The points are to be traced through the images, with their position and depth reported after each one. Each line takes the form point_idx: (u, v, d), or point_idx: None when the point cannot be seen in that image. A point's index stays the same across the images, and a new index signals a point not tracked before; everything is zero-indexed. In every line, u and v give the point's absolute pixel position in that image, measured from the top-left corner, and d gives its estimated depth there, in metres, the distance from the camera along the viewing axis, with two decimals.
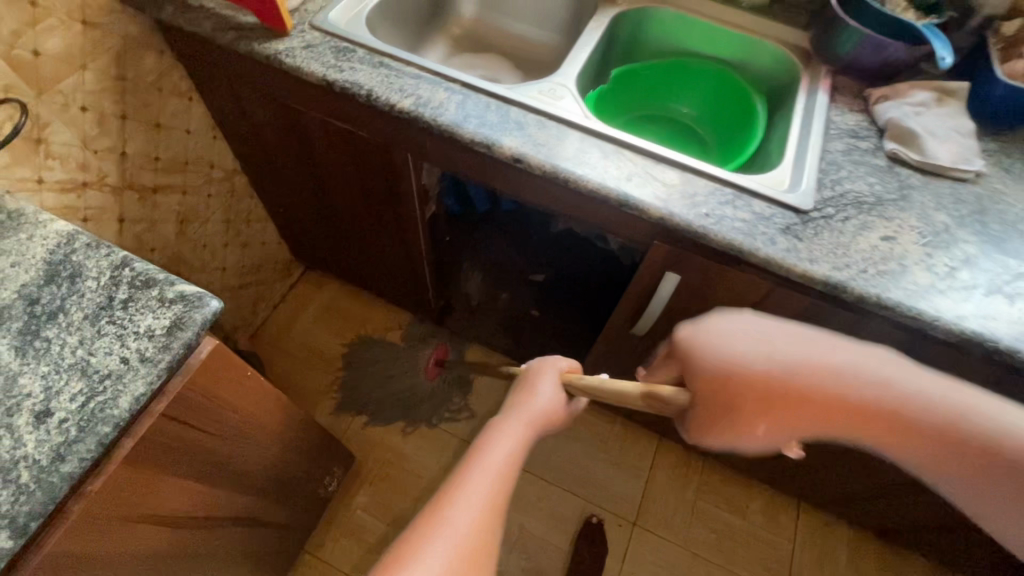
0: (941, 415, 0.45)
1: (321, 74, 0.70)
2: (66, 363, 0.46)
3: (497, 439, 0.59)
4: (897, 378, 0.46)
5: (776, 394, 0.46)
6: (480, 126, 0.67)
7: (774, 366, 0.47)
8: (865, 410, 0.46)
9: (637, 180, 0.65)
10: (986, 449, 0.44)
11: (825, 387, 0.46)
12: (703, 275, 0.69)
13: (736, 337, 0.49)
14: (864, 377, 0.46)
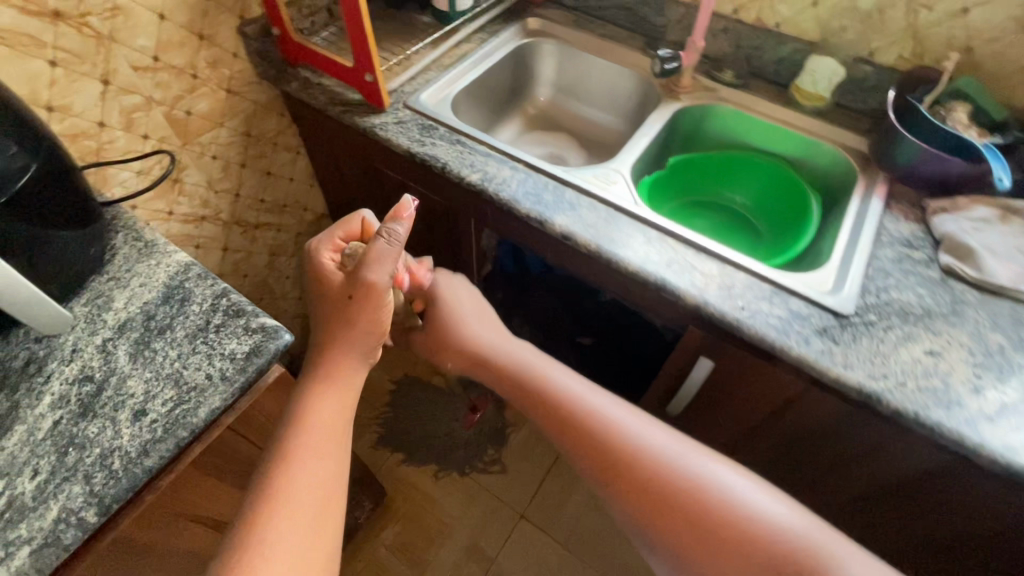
0: (681, 480, 0.54)
1: (406, 146, 0.81)
2: (165, 372, 0.55)
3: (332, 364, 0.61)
4: (687, 458, 0.56)
5: (577, 419, 0.60)
6: (536, 203, 0.74)
7: (601, 409, 0.61)
8: (641, 471, 0.55)
9: (676, 266, 0.68)
10: (709, 513, 0.51)
11: (626, 439, 0.57)
12: (737, 367, 0.70)
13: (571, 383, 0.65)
14: (656, 444, 0.57)
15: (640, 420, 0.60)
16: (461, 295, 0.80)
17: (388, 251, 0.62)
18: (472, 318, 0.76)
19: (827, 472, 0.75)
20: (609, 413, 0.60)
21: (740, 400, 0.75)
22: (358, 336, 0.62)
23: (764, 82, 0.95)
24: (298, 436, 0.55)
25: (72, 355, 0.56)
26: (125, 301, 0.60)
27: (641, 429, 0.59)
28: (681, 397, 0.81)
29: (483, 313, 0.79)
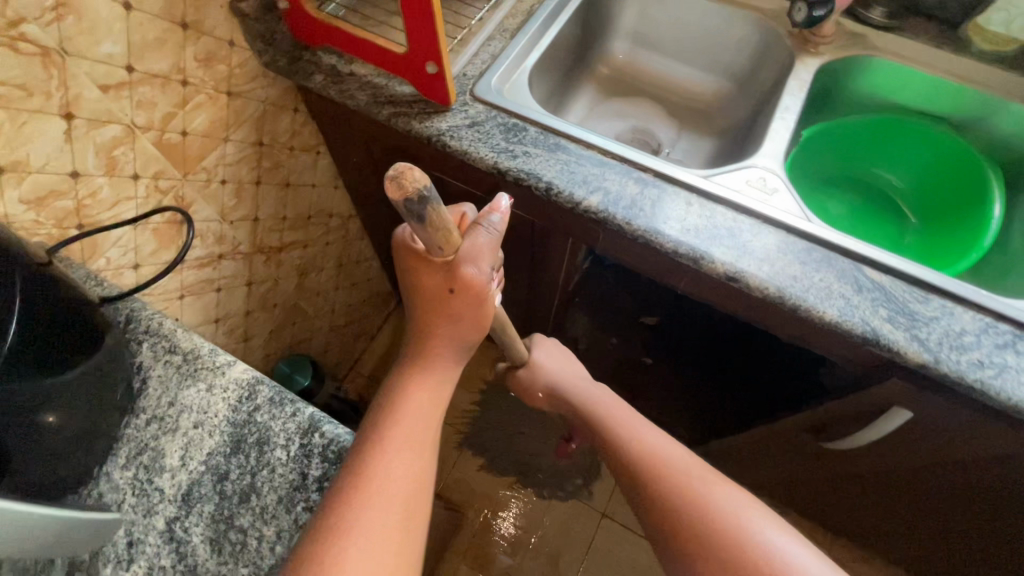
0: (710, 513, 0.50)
1: (492, 160, 0.61)
2: (268, 564, 0.40)
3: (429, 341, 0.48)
4: (738, 506, 0.50)
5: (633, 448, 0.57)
6: (683, 232, 0.56)
7: (647, 439, 0.58)
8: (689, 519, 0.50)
9: (885, 310, 0.53)
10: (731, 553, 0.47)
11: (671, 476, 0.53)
12: (947, 420, 0.57)
13: (636, 424, 0.61)
14: (706, 492, 0.52)
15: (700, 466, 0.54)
16: (549, 349, 0.75)
17: (487, 244, 0.45)
18: (556, 369, 0.72)
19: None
20: (662, 452, 0.56)
21: (933, 446, 0.62)
22: (453, 326, 0.47)
23: (923, 21, 0.73)
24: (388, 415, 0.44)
25: (129, 553, 0.40)
26: (182, 455, 0.43)
27: (696, 473, 0.54)
28: (855, 438, 0.67)
29: (567, 367, 0.73)
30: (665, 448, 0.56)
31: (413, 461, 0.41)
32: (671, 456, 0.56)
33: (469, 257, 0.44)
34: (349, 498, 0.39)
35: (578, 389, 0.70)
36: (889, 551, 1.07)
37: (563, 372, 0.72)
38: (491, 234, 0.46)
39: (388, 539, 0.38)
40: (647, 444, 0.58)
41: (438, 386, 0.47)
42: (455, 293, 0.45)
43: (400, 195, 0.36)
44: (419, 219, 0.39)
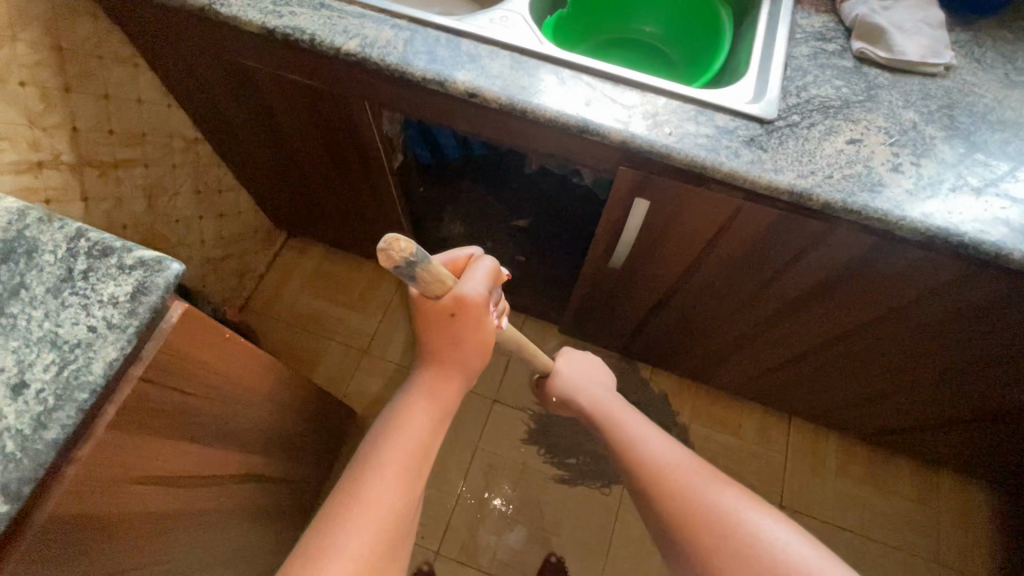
0: (722, 511, 0.63)
1: (259, 21, 0.67)
2: (36, 336, 0.46)
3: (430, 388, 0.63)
4: (734, 500, 0.65)
5: (658, 466, 0.69)
6: (430, 62, 0.65)
7: (671, 456, 0.70)
8: (693, 517, 0.64)
9: (597, 104, 0.63)
10: (729, 544, 0.61)
11: (676, 475, 0.68)
12: (672, 200, 0.69)
13: (644, 426, 0.75)
14: (712, 494, 0.65)
15: (702, 471, 0.68)
16: (572, 357, 0.90)
17: (482, 274, 0.57)
18: (577, 374, 0.86)
19: (770, 275, 0.78)
20: (662, 453, 0.70)
21: (677, 233, 0.75)
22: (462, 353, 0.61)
23: None
24: (388, 444, 0.60)
25: None
26: None
27: (698, 475, 0.67)
28: (627, 223, 0.76)
29: (589, 374, 0.86)
30: (674, 453, 0.71)
31: (430, 437, 0.62)
32: (674, 460, 0.70)
33: (467, 287, 0.55)
34: (351, 504, 0.55)
35: (592, 393, 0.82)
36: (730, 383, 1.23)
37: (585, 379, 0.85)
38: (485, 270, 0.58)
39: (384, 541, 0.54)
40: (652, 446, 0.71)
41: (434, 413, 0.63)
42: (455, 317, 0.56)
43: (396, 260, 0.45)
44: (411, 275, 0.48)
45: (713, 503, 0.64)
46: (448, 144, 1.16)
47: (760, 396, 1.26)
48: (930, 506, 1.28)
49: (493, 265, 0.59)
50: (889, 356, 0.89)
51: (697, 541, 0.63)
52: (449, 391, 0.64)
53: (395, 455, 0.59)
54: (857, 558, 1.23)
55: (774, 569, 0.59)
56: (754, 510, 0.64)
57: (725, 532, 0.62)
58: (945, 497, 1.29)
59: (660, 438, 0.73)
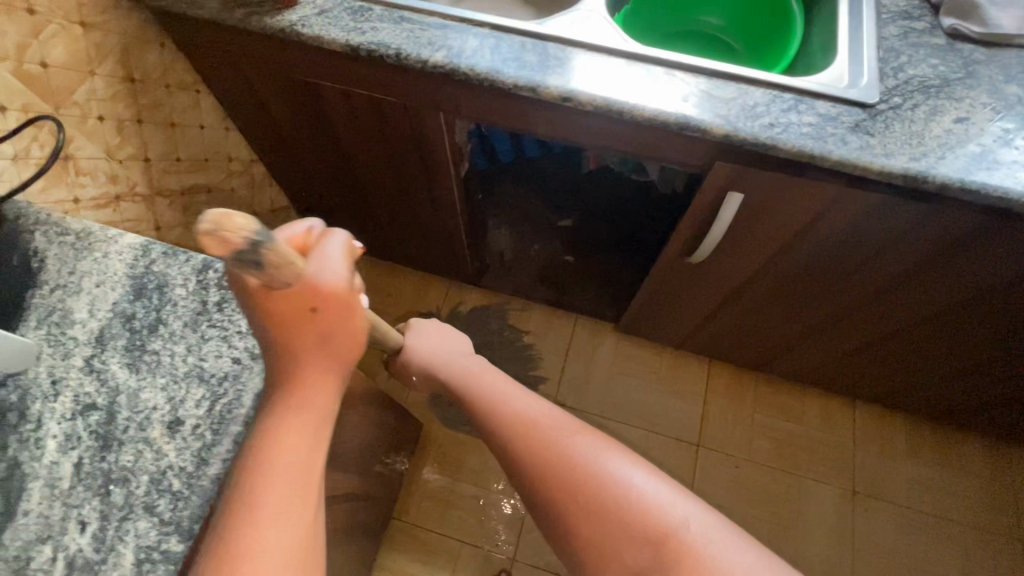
0: (585, 466, 0.53)
1: (343, 38, 0.66)
2: (183, 371, 0.46)
3: (288, 388, 0.42)
4: (594, 453, 0.54)
5: (519, 424, 0.57)
6: (519, 69, 0.64)
7: (533, 410, 0.59)
8: (568, 480, 0.53)
9: (694, 100, 0.62)
10: (605, 503, 0.52)
11: (544, 435, 0.56)
12: (767, 192, 0.68)
13: (505, 384, 0.63)
14: (570, 446, 0.55)
15: (561, 423, 0.57)
16: (422, 327, 0.78)
17: (337, 254, 0.42)
18: (436, 347, 0.74)
19: (863, 261, 0.76)
20: (524, 408, 0.59)
21: (766, 225, 0.74)
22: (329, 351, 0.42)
23: None
24: (243, 491, 0.39)
25: (55, 388, 0.45)
26: (90, 308, 0.48)
27: (557, 423, 0.57)
28: (715, 220, 0.75)
29: (445, 342, 0.75)
30: (532, 408, 0.59)
31: (316, 450, 0.42)
32: (531, 416, 0.58)
33: (324, 272, 0.40)
34: None
35: (450, 364, 0.70)
36: (795, 370, 1.22)
37: (441, 346, 0.73)
38: (342, 249, 0.42)
39: None
40: (505, 402, 0.60)
41: (309, 425, 0.42)
42: (320, 315, 0.41)
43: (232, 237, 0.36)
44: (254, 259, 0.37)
45: (578, 461, 0.54)
46: (502, 146, 1.16)
47: (824, 382, 1.25)
48: (1005, 481, 1.26)
49: (344, 239, 0.43)
50: (978, 336, 0.87)
51: (566, 510, 0.53)
52: (320, 387, 0.43)
53: (262, 501, 0.39)
54: (936, 540, 1.22)
55: (650, 531, 0.50)
56: (617, 463, 0.54)
57: (599, 497, 0.52)
58: (1020, 473, 1.26)
59: (522, 393, 0.61)
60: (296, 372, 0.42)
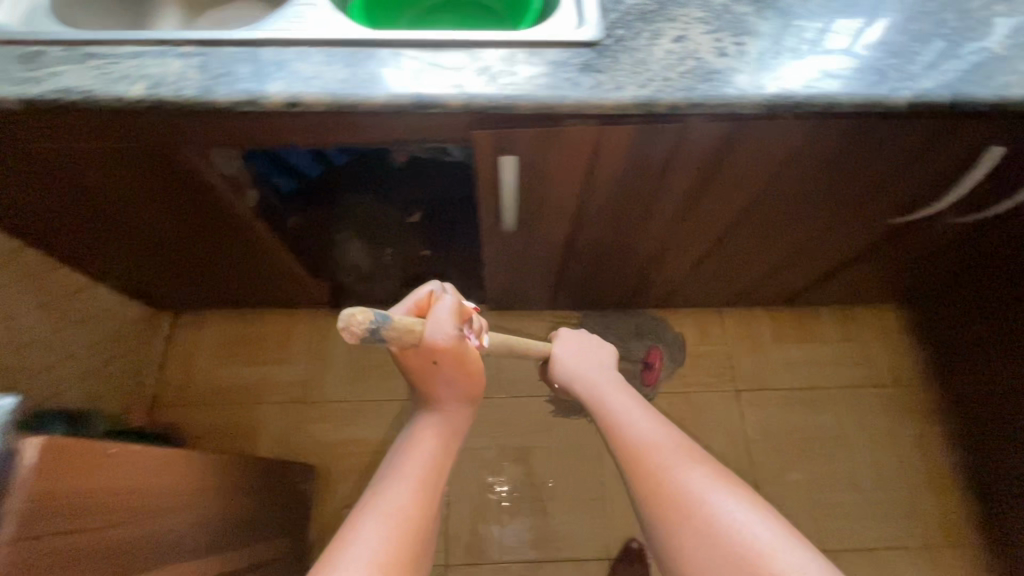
0: (695, 495, 0.70)
1: (17, 94, 0.57)
2: None
3: (438, 419, 0.79)
4: (704, 486, 0.71)
5: (639, 448, 0.77)
6: (233, 84, 0.59)
7: (655, 442, 0.77)
8: (676, 503, 0.70)
9: (425, 74, 0.60)
10: (710, 527, 0.67)
11: (657, 459, 0.75)
12: (531, 150, 0.68)
13: (636, 412, 0.83)
14: (682, 476, 0.72)
15: (679, 453, 0.75)
16: (568, 335, 1.02)
17: (439, 317, 0.65)
18: (571, 359, 0.96)
19: (652, 186, 0.79)
20: (646, 439, 0.78)
21: (550, 178, 0.75)
22: (456, 387, 0.76)
23: None
24: (399, 467, 0.73)
25: None
26: None
27: (671, 459, 0.74)
28: (499, 183, 0.74)
29: (586, 354, 0.98)
30: (652, 435, 0.78)
31: (438, 464, 0.76)
32: (651, 443, 0.77)
33: (434, 330, 0.63)
34: (362, 519, 0.66)
35: (588, 376, 0.94)
36: (659, 299, 1.28)
37: (579, 359, 0.97)
38: (448, 313, 0.66)
39: (393, 548, 0.64)
40: (633, 430, 0.80)
41: (443, 439, 0.78)
42: (438, 361, 0.67)
43: (359, 330, 0.51)
44: (378, 336, 0.55)
45: (682, 484, 0.71)
46: (304, 165, 1.05)
47: (688, 301, 1.32)
48: (856, 342, 1.41)
49: (450, 305, 0.67)
50: (779, 229, 0.94)
51: (670, 524, 0.70)
52: (456, 418, 0.80)
53: (409, 473, 0.72)
54: (813, 410, 1.35)
55: (744, 561, 0.64)
56: (723, 498, 0.69)
57: (700, 522, 0.68)
58: (868, 330, 1.42)
59: (647, 424, 0.80)
60: (440, 393, 0.77)
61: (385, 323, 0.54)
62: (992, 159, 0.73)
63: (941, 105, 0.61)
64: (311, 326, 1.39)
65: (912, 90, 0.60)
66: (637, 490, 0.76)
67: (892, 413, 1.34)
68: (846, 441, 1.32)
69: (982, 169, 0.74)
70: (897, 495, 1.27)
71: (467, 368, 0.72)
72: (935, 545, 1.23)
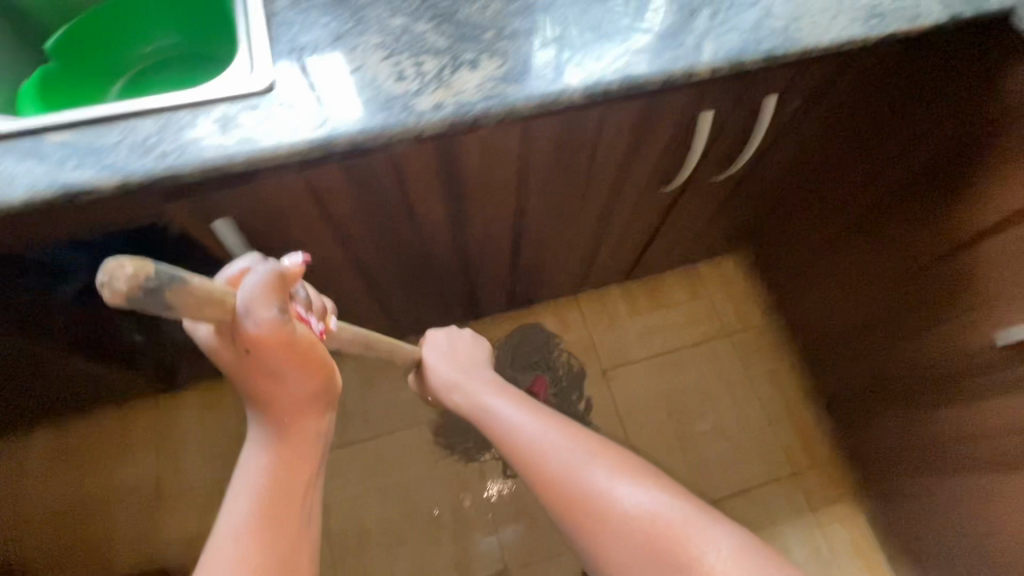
0: (592, 494, 0.70)
1: None
2: None
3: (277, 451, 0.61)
4: (603, 481, 0.70)
5: (535, 454, 0.74)
6: None
7: (550, 443, 0.74)
8: (576, 503, 0.70)
9: (71, 161, 0.54)
10: (604, 518, 0.69)
11: (554, 468, 0.72)
12: (242, 209, 0.64)
13: (527, 412, 0.80)
14: (585, 474, 0.71)
15: (576, 451, 0.73)
16: (437, 338, 1.02)
17: (262, 279, 0.47)
18: (445, 368, 0.94)
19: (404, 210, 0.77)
20: (537, 437, 0.75)
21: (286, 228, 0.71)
22: (284, 386, 0.57)
23: None
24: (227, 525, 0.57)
25: None
26: None
27: (570, 457, 0.72)
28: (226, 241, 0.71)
29: (459, 354, 0.98)
30: (539, 437, 0.75)
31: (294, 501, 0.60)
32: (545, 444, 0.74)
33: (247, 316, 0.47)
34: None
35: (468, 385, 0.90)
36: (504, 302, 1.27)
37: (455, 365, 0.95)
38: (268, 276, 0.47)
39: None
40: (526, 433, 0.76)
41: (294, 469, 0.61)
42: (258, 353, 0.50)
43: (122, 292, 0.34)
44: (166, 302, 0.37)
45: (586, 488, 0.70)
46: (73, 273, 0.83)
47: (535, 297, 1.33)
48: (703, 297, 1.47)
49: (271, 271, 0.48)
50: (566, 221, 0.96)
51: (573, 522, 0.71)
52: (301, 438, 0.62)
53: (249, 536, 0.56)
54: (675, 371, 1.40)
55: (645, 543, 0.67)
56: (622, 489, 0.70)
57: (602, 519, 0.69)
58: (716, 281, 1.48)
59: (542, 427, 0.77)
60: (280, 396, 0.58)
61: (180, 282, 0.37)
62: (706, 122, 0.77)
63: (618, 88, 0.62)
64: (154, 416, 1.28)
65: (586, 82, 0.62)
66: (540, 496, 0.74)
67: (744, 356, 1.41)
68: (709, 392, 1.38)
69: (703, 131, 0.78)
70: (762, 431, 1.34)
71: (315, 358, 0.57)
72: (801, 469, 1.31)
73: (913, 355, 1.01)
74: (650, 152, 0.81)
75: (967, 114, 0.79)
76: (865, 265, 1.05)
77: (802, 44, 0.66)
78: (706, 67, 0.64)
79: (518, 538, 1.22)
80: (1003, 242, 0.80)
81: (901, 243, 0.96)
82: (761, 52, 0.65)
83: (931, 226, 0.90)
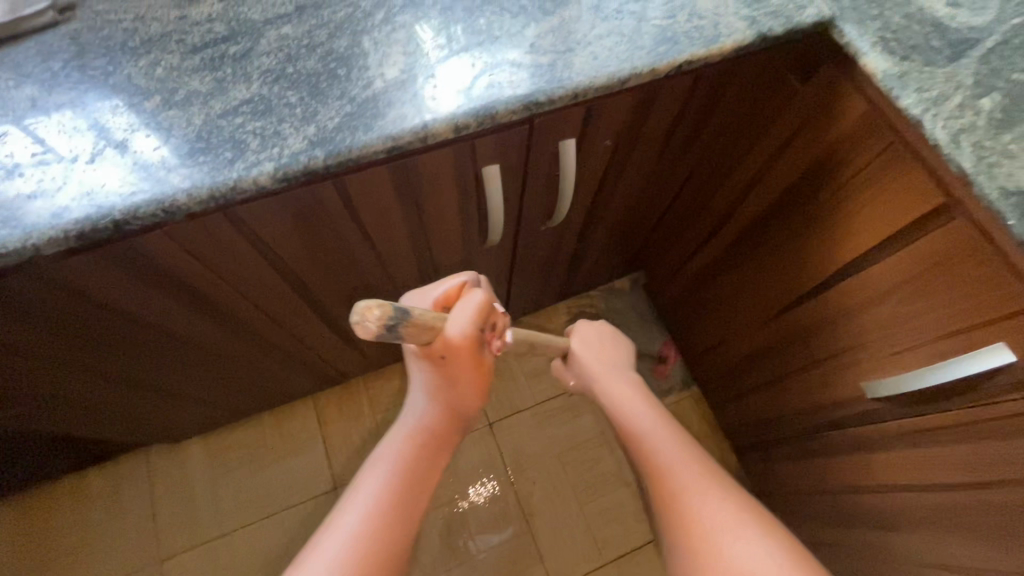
0: (721, 553, 0.55)
1: None
2: None
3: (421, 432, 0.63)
4: (738, 530, 0.56)
5: (661, 476, 0.62)
6: None
7: (685, 474, 0.61)
8: (700, 554, 0.56)
9: None
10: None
11: (675, 490, 0.61)
12: None
13: (661, 424, 0.68)
14: (704, 514, 0.58)
15: (710, 480, 0.61)
16: (590, 330, 0.84)
17: (467, 307, 0.53)
18: (589, 357, 0.80)
19: (119, 315, 0.61)
20: (665, 457, 0.64)
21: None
22: (457, 390, 0.61)
23: None
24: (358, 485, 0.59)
25: None
26: None
27: (698, 487, 0.60)
28: None
29: (611, 346, 0.83)
30: (673, 449, 0.64)
31: (425, 477, 0.61)
32: (677, 463, 0.63)
33: (450, 328, 0.51)
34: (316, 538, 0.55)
35: (603, 383, 0.76)
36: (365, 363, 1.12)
37: (607, 352, 0.81)
38: (470, 306, 0.53)
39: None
40: (657, 448, 0.65)
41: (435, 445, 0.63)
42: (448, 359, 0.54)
43: (371, 328, 0.41)
44: (400, 335, 0.44)
45: (712, 543, 0.56)
46: None
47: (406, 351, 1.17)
48: None
49: (481, 300, 0.54)
50: (382, 289, 0.80)
51: None
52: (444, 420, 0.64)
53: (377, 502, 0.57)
54: (570, 416, 1.24)
55: None
56: (770, 557, 0.53)
57: None
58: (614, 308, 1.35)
59: (679, 447, 0.65)
60: (446, 396, 0.62)
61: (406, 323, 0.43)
62: (494, 178, 0.62)
63: (323, 165, 0.47)
64: None
65: (275, 161, 0.46)
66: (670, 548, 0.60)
67: None
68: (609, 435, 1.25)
69: (495, 187, 0.63)
70: None
71: (485, 376, 0.58)
72: None
73: (784, 402, 0.92)
74: (443, 212, 0.67)
75: (812, 144, 0.67)
76: (733, 304, 0.95)
77: (571, 84, 0.52)
78: (444, 124, 0.49)
79: (495, 560, 1.11)
80: (861, 283, 0.67)
81: (761, 285, 0.85)
82: (516, 99, 0.51)
83: (790, 265, 0.78)
